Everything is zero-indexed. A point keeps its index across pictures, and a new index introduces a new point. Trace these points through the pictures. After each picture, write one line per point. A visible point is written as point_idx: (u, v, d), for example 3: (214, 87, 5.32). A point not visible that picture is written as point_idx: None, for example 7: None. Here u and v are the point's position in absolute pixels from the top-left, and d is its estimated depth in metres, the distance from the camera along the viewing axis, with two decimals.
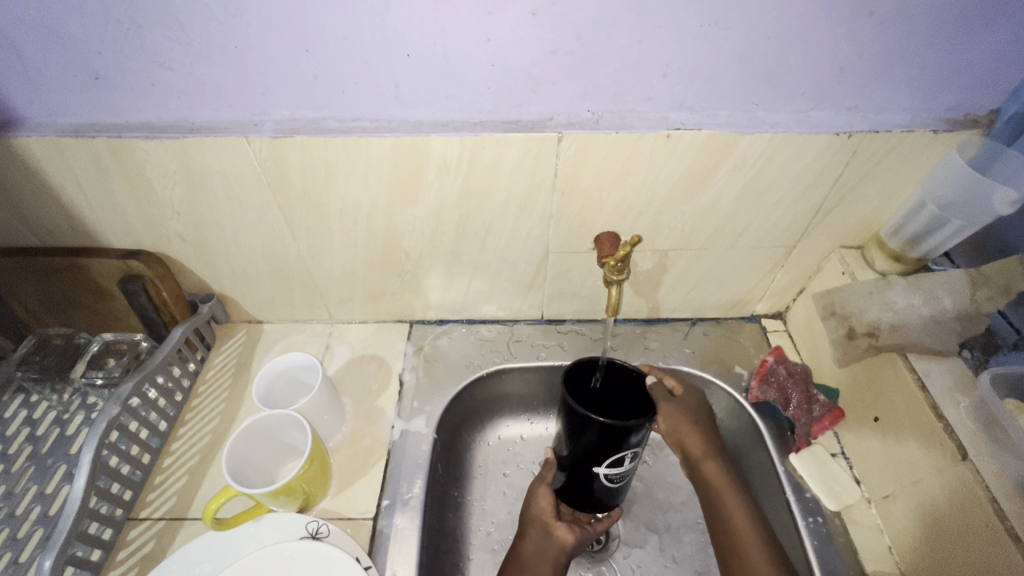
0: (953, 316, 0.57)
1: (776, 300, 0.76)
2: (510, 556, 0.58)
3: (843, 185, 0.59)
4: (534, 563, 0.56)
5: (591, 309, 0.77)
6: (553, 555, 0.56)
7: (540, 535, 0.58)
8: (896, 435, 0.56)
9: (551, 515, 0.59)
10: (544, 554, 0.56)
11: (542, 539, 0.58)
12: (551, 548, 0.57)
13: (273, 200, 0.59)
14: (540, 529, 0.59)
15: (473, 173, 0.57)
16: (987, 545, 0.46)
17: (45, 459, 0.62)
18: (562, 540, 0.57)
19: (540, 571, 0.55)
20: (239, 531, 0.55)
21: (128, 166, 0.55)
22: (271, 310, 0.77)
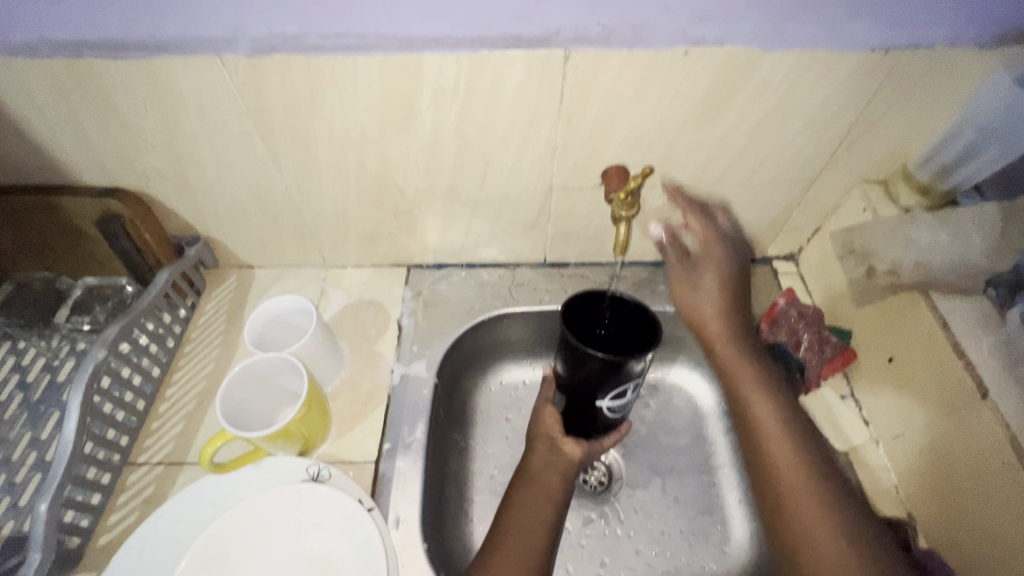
0: (981, 252, 0.54)
1: (789, 242, 0.73)
2: (519, 468, 0.57)
3: (873, 111, 0.54)
4: (542, 474, 0.55)
5: (596, 251, 0.74)
6: (562, 467, 0.56)
7: (547, 448, 0.57)
8: (911, 374, 0.55)
9: (557, 429, 0.58)
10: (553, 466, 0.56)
11: (551, 453, 0.57)
12: (560, 460, 0.56)
13: (255, 131, 0.55)
14: (546, 443, 0.57)
15: (472, 98, 0.52)
16: (1002, 483, 0.45)
17: (37, 407, 0.61)
18: (571, 455, 0.56)
19: (550, 483, 0.55)
20: (238, 474, 0.54)
21: (93, 91, 0.50)
22: (262, 255, 0.73)
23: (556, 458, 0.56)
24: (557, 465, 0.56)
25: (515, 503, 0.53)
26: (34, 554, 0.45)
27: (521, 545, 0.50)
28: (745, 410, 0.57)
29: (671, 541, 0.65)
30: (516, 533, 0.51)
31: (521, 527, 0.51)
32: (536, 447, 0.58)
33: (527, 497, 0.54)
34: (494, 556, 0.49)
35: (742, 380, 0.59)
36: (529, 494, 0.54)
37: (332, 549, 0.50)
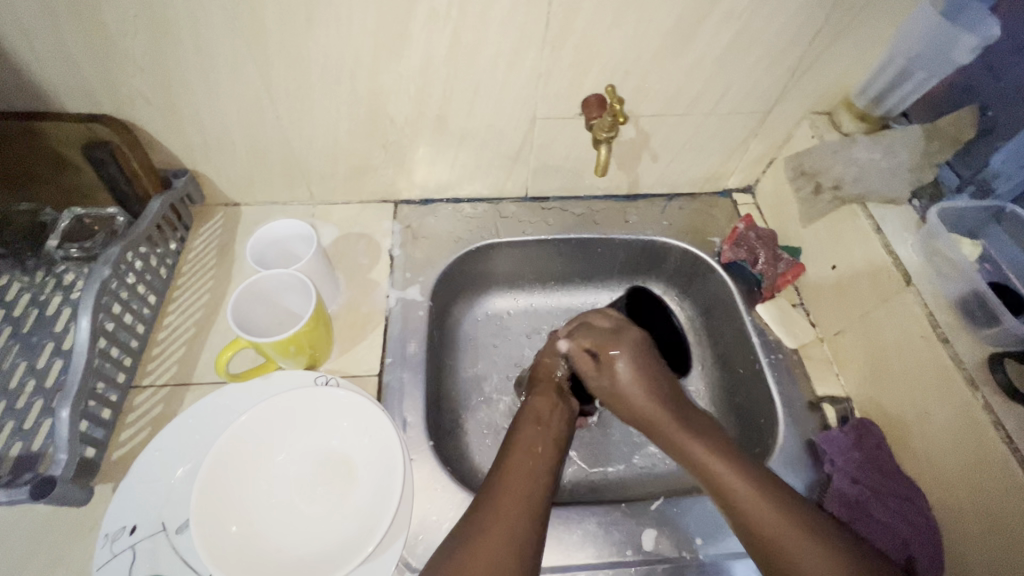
0: (908, 168, 0.62)
1: (747, 173, 0.80)
2: (524, 409, 0.59)
3: (822, 42, 0.61)
4: (552, 417, 0.58)
5: (574, 184, 0.79)
6: (566, 414, 0.60)
7: (554, 396, 0.61)
8: (849, 275, 0.63)
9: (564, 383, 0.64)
10: (549, 415, 0.58)
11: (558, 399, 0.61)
12: (566, 408, 0.61)
13: (247, 52, 0.56)
14: (554, 394, 0.61)
15: (464, 19, 0.55)
16: (921, 351, 0.54)
17: (29, 338, 0.60)
18: (573, 406, 0.62)
19: (558, 423, 0.58)
20: (251, 384, 0.57)
21: (80, 5, 0.50)
22: (249, 190, 0.74)
23: (563, 405, 0.60)
24: (563, 413, 0.60)
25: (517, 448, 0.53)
26: (61, 455, 0.48)
27: (529, 480, 0.49)
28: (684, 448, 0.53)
29: (647, 441, 0.72)
30: (516, 470, 0.50)
31: (524, 467, 0.50)
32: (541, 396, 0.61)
33: (528, 442, 0.54)
34: (503, 492, 0.47)
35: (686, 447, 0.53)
36: (535, 436, 0.55)
37: (349, 446, 0.54)
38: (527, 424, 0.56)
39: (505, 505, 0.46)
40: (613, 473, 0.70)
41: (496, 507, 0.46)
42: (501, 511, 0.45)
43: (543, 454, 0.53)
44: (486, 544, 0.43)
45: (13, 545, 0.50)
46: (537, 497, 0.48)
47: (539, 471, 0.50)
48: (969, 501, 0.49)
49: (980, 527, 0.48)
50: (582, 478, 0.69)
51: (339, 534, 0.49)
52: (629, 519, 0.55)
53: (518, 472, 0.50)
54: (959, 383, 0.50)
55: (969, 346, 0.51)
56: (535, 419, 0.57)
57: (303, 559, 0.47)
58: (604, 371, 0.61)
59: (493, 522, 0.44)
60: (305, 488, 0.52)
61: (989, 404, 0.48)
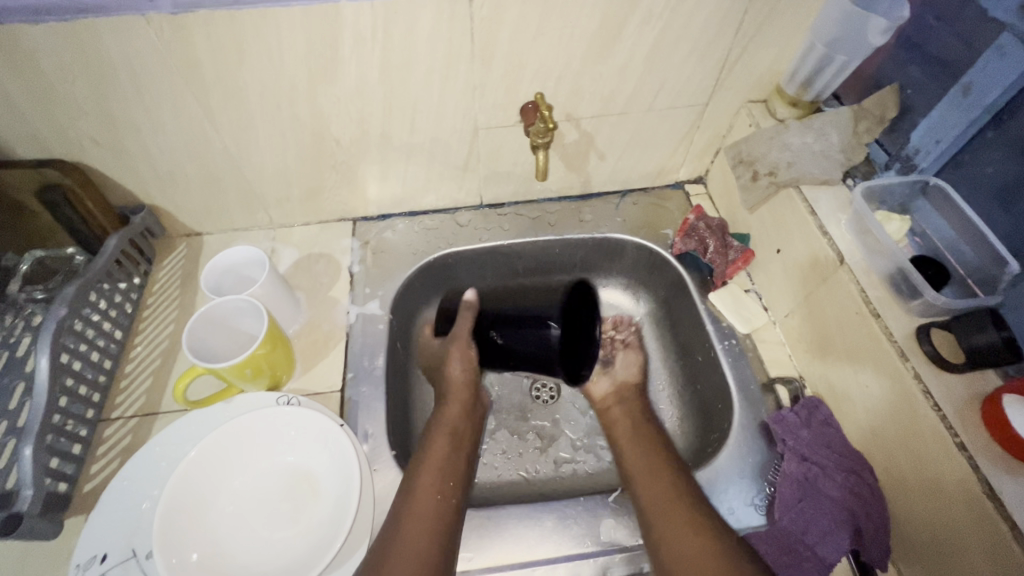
0: (839, 149, 0.64)
1: (696, 165, 0.82)
2: (433, 421, 0.60)
3: (745, 34, 0.62)
4: (461, 434, 0.59)
5: (526, 188, 0.80)
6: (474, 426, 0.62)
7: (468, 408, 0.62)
8: (792, 258, 0.65)
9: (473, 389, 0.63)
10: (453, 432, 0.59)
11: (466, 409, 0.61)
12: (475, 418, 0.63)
13: (186, 88, 0.58)
14: (462, 406, 0.61)
15: (391, 41, 0.57)
16: (858, 328, 0.55)
17: (0, 379, 0.62)
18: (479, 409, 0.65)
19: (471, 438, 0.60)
20: (214, 408, 0.59)
21: (17, 57, 0.52)
22: (209, 219, 0.76)
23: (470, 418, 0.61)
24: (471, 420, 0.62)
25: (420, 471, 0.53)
26: (26, 490, 0.50)
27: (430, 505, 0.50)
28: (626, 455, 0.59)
29: None
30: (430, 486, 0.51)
31: (427, 490, 0.51)
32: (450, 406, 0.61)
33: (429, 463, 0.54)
34: (408, 520, 0.48)
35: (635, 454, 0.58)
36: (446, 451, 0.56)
37: (311, 462, 0.55)
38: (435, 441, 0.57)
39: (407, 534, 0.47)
40: (580, 468, 0.71)
41: (398, 538, 0.47)
42: (417, 526, 0.48)
43: (446, 476, 0.53)
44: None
45: None
46: (443, 506, 0.51)
47: (438, 495, 0.51)
48: (908, 469, 0.51)
49: (918, 492, 0.50)
50: (550, 474, 0.70)
51: (304, 547, 0.51)
52: (588, 512, 0.57)
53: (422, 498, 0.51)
54: (891, 355, 0.51)
55: (900, 318, 0.53)
56: (436, 439, 0.57)
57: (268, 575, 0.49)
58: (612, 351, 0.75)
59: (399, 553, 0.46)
60: (270, 505, 0.54)
61: (918, 373, 0.49)
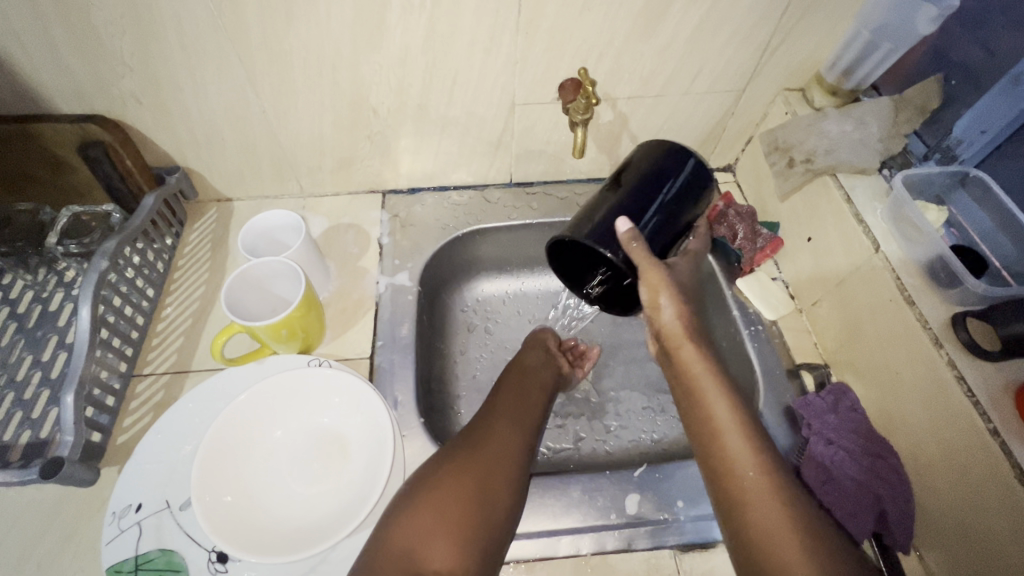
0: (878, 138, 0.64)
1: (727, 152, 0.82)
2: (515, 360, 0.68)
3: (789, 19, 0.62)
4: (539, 369, 0.66)
5: (557, 168, 0.80)
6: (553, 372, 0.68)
7: (544, 354, 0.69)
8: (824, 246, 0.65)
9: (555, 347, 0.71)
10: (523, 388, 0.62)
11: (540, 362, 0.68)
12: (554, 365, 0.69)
13: (232, 50, 0.58)
14: (541, 350, 0.70)
15: (439, 9, 0.57)
16: (890, 315, 0.56)
17: (34, 332, 0.64)
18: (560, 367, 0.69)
19: (546, 375, 0.66)
20: (246, 368, 0.60)
21: (68, 8, 0.52)
22: (240, 185, 0.76)
23: (551, 363, 0.68)
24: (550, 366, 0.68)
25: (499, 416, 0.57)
26: (67, 437, 0.51)
27: (504, 442, 0.54)
28: (704, 409, 0.53)
29: (633, 414, 0.74)
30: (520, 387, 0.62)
31: (503, 431, 0.55)
32: (519, 365, 0.66)
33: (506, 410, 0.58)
34: (501, 414, 0.57)
35: (724, 419, 0.51)
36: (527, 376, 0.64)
37: (342, 424, 0.56)
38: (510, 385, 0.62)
39: (477, 464, 0.51)
40: (600, 447, 0.72)
41: (467, 464, 0.51)
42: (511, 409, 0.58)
43: (528, 400, 0.61)
44: (456, 496, 0.48)
45: (24, 526, 0.52)
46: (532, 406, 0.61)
47: (509, 436, 0.55)
48: (937, 455, 0.51)
49: (945, 477, 0.50)
50: (571, 452, 0.71)
51: (335, 505, 0.52)
52: (614, 485, 0.57)
53: (497, 434, 0.54)
54: (925, 343, 0.52)
55: (935, 306, 0.53)
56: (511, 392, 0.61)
57: (302, 529, 0.50)
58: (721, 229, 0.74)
59: (494, 433, 0.54)
60: (300, 463, 0.54)
61: (953, 360, 0.49)
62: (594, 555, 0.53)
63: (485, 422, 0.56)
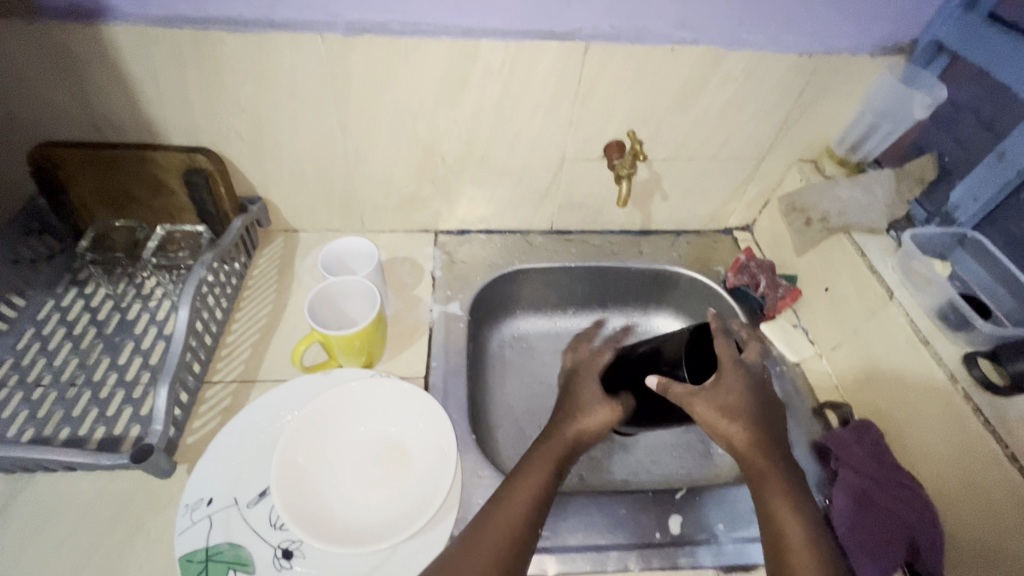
0: (884, 204, 0.73)
1: (746, 213, 0.91)
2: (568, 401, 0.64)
3: (804, 101, 0.74)
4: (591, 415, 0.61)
5: (595, 218, 0.89)
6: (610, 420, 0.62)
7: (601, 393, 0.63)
8: (840, 295, 0.72)
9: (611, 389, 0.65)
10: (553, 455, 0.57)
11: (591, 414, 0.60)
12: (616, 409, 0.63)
13: (332, 98, 0.67)
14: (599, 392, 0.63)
15: (512, 77, 0.67)
16: (907, 354, 0.62)
17: (112, 337, 0.68)
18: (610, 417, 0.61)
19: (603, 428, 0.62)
20: (314, 379, 0.64)
21: (206, 58, 0.62)
22: (309, 218, 0.84)
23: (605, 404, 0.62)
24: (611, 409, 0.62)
25: (501, 510, 0.51)
26: (156, 426, 0.55)
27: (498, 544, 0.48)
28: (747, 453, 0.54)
29: (664, 450, 0.77)
30: (541, 449, 0.57)
31: (516, 507, 0.51)
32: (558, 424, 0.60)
33: (510, 506, 0.51)
34: (515, 485, 0.53)
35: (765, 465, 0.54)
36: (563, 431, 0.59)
37: (404, 434, 0.60)
38: (530, 469, 0.55)
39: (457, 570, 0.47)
40: (634, 479, 0.74)
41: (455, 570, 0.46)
42: (524, 480, 0.54)
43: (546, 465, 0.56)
44: None
45: (94, 515, 0.55)
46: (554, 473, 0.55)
47: (502, 548, 0.48)
48: (962, 483, 0.55)
49: (971, 504, 0.54)
50: (605, 483, 0.74)
51: (396, 508, 0.55)
52: (656, 505, 0.60)
53: (509, 506, 0.51)
54: (942, 378, 0.57)
55: (947, 346, 0.59)
56: (527, 479, 0.54)
57: (366, 527, 0.53)
58: (749, 276, 0.81)
59: (500, 512, 0.51)
60: (364, 467, 0.57)
61: (968, 393, 0.55)
62: (641, 571, 0.55)
63: (503, 488, 0.54)
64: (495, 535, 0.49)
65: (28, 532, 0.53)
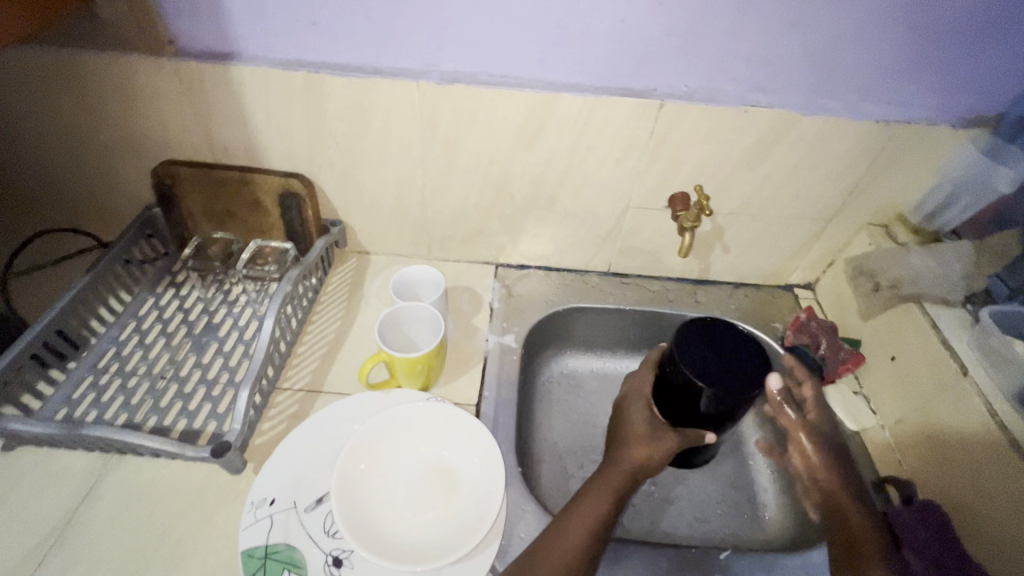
0: (960, 276, 0.71)
1: (809, 272, 0.90)
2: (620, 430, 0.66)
3: (877, 167, 0.74)
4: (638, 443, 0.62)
5: (652, 264, 0.90)
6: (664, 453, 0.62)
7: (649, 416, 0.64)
8: (908, 366, 0.70)
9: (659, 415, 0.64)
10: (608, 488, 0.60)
11: (650, 445, 0.61)
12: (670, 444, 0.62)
13: (418, 138, 0.73)
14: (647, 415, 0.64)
15: (587, 128, 0.71)
16: (981, 437, 0.59)
17: (200, 338, 0.75)
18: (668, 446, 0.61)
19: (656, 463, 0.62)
20: (375, 396, 0.68)
21: (315, 97, 0.69)
22: (381, 242, 0.89)
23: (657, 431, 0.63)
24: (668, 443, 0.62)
25: (558, 535, 0.55)
26: (234, 425, 0.59)
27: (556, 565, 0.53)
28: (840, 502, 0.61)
29: (709, 507, 0.76)
30: (597, 481, 0.60)
31: (573, 535, 0.55)
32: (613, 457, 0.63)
33: (567, 535, 0.55)
34: (571, 515, 0.57)
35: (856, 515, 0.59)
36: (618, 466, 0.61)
37: (455, 459, 0.62)
38: (589, 500, 0.58)
39: None
40: (675, 532, 0.73)
41: None
42: (581, 509, 0.57)
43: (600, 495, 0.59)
44: None
45: (169, 501, 0.59)
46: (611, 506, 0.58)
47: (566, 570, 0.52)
48: None
49: None
50: (645, 532, 0.73)
51: (443, 532, 0.57)
52: (699, 563, 0.59)
53: (564, 534, 0.55)
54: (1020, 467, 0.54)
55: None
56: (583, 509, 0.57)
57: (414, 546, 0.55)
58: (808, 336, 0.80)
59: (556, 538, 0.55)
60: (415, 487, 0.60)
61: None
62: None
63: (559, 516, 0.57)
64: (552, 557, 0.53)
65: (113, 510, 0.59)
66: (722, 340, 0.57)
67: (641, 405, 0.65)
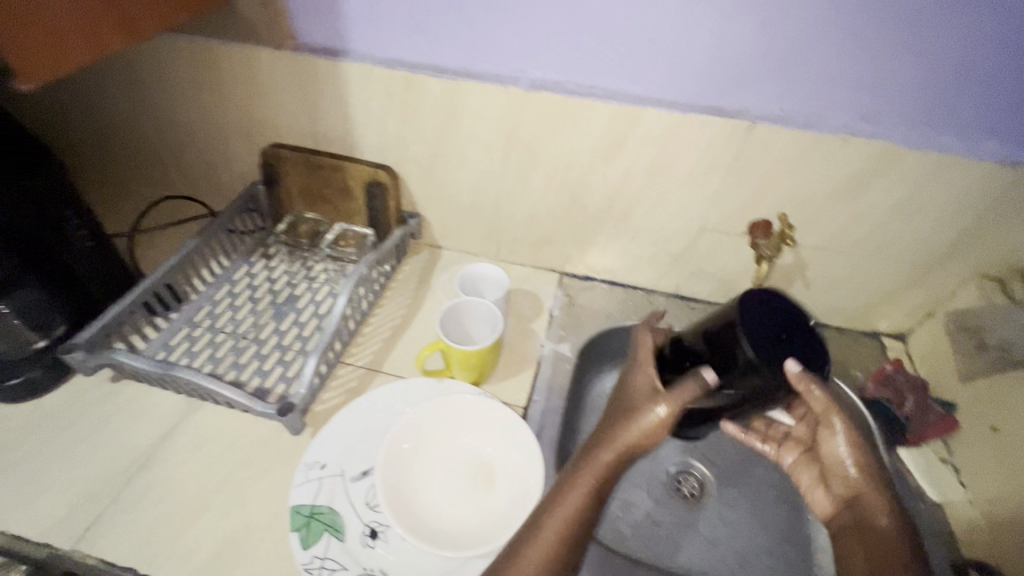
0: None
1: (901, 321, 0.82)
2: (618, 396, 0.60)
3: (996, 213, 0.66)
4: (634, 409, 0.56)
5: (725, 292, 0.86)
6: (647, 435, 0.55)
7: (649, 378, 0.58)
8: (1011, 439, 0.62)
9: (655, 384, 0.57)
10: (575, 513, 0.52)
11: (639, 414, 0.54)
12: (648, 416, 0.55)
13: (501, 140, 0.76)
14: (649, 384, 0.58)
15: (670, 144, 0.70)
16: None
17: (281, 306, 0.82)
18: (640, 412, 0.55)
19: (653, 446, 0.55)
20: (427, 383, 0.70)
21: (411, 95, 0.74)
22: (454, 238, 0.93)
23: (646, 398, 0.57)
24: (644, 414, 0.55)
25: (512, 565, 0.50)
26: (301, 389, 0.64)
27: None
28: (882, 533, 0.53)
29: (756, 556, 0.70)
30: (567, 501, 0.53)
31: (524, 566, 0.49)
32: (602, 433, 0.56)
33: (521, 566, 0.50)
34: (531, 541, 0.51)
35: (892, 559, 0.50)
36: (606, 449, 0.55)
37: (495, 455, 0.62)
38: (568, 498, 0.53)
39: None
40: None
41: None
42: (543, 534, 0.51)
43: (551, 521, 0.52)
44: None
45: (236, 449, 0.65)
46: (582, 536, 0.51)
47: None
48: None
49: None
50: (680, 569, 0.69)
51: (477, 524, 0.57)
52: None
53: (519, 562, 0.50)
54: None
55: None
56: (547, 537, 0.51)
57: (447, 532, 0.56)
58: (893, 392, 0.73)
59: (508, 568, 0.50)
60: (454, 476, 0.61)
61: None
62: None
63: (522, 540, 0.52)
64: None
65: (188, 449, 0.65)
66: (780, 321, 0.51)
67: (647, 365, 0.59)
